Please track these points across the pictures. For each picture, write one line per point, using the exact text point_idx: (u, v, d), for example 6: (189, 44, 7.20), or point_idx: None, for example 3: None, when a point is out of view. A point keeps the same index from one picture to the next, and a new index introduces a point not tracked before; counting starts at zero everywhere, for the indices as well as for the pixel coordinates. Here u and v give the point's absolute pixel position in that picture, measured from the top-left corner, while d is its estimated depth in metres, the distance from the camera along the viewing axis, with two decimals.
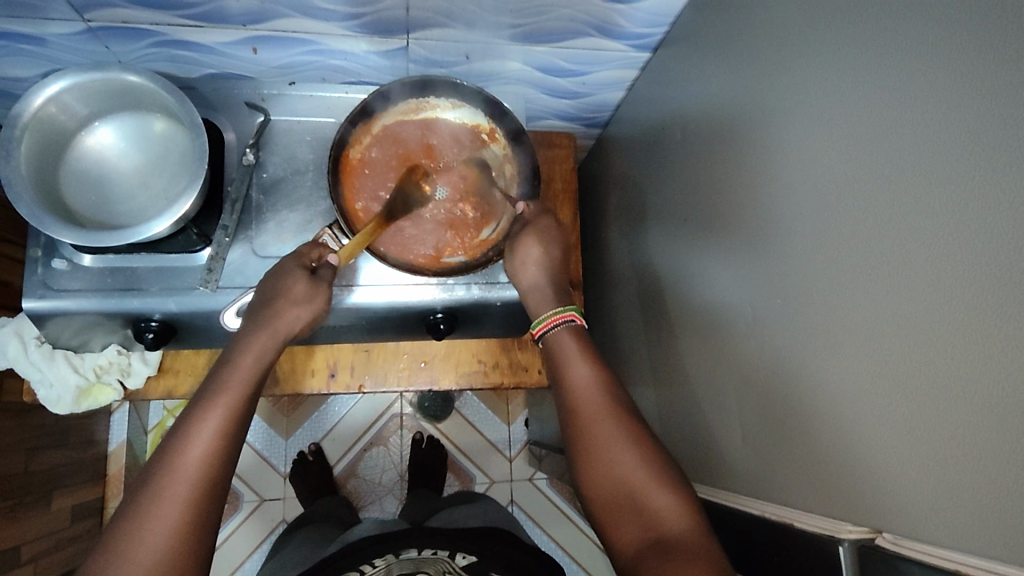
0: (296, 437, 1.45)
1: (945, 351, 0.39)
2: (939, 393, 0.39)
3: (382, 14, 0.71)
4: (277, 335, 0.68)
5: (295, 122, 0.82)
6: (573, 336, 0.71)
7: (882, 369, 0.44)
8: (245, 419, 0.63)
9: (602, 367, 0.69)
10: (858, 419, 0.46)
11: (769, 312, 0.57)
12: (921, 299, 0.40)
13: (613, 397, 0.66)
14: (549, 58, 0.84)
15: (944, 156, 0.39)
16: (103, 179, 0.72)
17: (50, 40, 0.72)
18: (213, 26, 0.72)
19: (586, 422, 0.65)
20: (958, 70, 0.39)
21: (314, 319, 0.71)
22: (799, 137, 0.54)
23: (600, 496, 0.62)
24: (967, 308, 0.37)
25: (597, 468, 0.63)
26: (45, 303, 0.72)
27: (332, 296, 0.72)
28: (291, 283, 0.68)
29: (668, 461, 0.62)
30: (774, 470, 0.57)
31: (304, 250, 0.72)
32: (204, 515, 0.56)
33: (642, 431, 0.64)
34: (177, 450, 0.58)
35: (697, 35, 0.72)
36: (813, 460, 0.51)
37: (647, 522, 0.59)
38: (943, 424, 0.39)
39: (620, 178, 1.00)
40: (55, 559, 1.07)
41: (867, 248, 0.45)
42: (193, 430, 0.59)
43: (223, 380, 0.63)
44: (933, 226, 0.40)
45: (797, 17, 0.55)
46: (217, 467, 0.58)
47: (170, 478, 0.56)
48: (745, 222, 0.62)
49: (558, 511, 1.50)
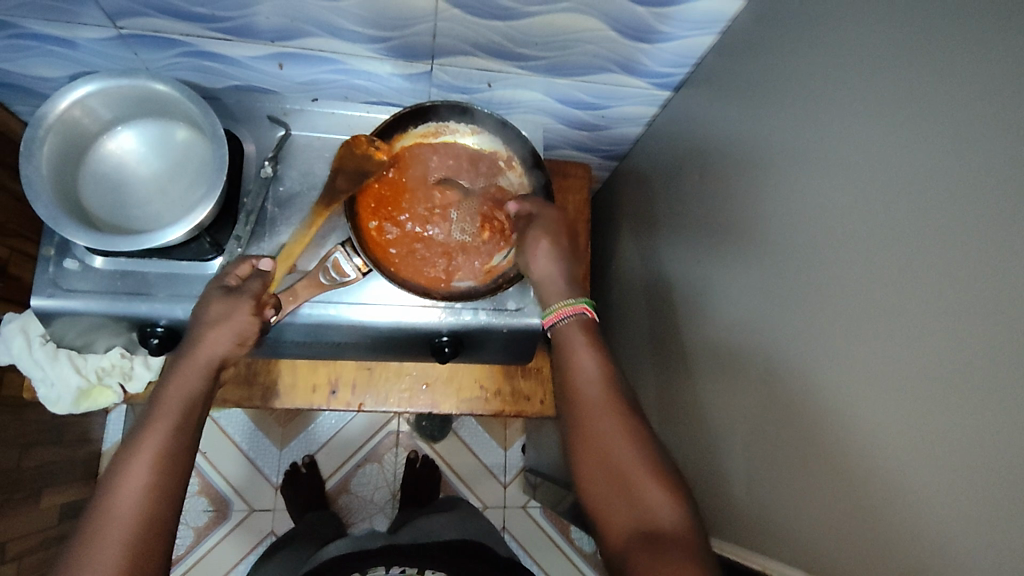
0: (290, 449, 1.44)
1: (975, 426, 0.38)
2: (965, 467, 0.39)
3: (410, 39, 0.73)
4: (199, 366, 0.62)
5: (315, 137, 0.83)
6: (581, 330, 0.66)
7: (907, 439, 0.43)
8: (189, 442, 0.58)
9: (609, 356, 0.64)
10: (878, 486, 0.45)
11: (789, 365, 0.57)
12: (947, 361, 0.41)
13: (616, 388, 0.62)
14: (569, 91, 0.84)
15: (975, 228, 0.39)
16: (122, 184, 0.73)
17: (80, 43, 0.73)
18: (242, 40, 0.73)
19: (583, 406, 0.61)
20: (982, 136, 0.40)
21: (242, 336, 0.64)
22: (821, 190, 0.54)
23: (594, 481, 0.57)
24: (991, 383, 0.37)
25: (592, 451, 0.58)
26: (52, 302, 0.72)
27: (255, 302, 0.66)
28: (209, 306, 0.65)
29: (666, 453, 0.58)
30: (787, 530, 0.56)
31: (229, 268, 0.69)
32: (146, 552, 0.51)
33: (643, 423, 0.59)
34: (109, 490, 0.53)
35: (719, 78, 0.73)
36: (830, 525, 0.51)
37: (639, 514, 0.54)
38: (969, 493, 0.39)
39: (633, 212, 1.00)
40: (39, 558, 1.06)
41: (896, 313, 0.45)
42: (121, 468, 0.54)
43: (161, 409, 0.58)
44: (964, 297, 0.40)
45: (822, 73, 0.56)
46: (160, 494, 0.54)
47: (101, 520, 0.51)
48: (760, 272, 0.63)
49: (551, 542, 1.48)
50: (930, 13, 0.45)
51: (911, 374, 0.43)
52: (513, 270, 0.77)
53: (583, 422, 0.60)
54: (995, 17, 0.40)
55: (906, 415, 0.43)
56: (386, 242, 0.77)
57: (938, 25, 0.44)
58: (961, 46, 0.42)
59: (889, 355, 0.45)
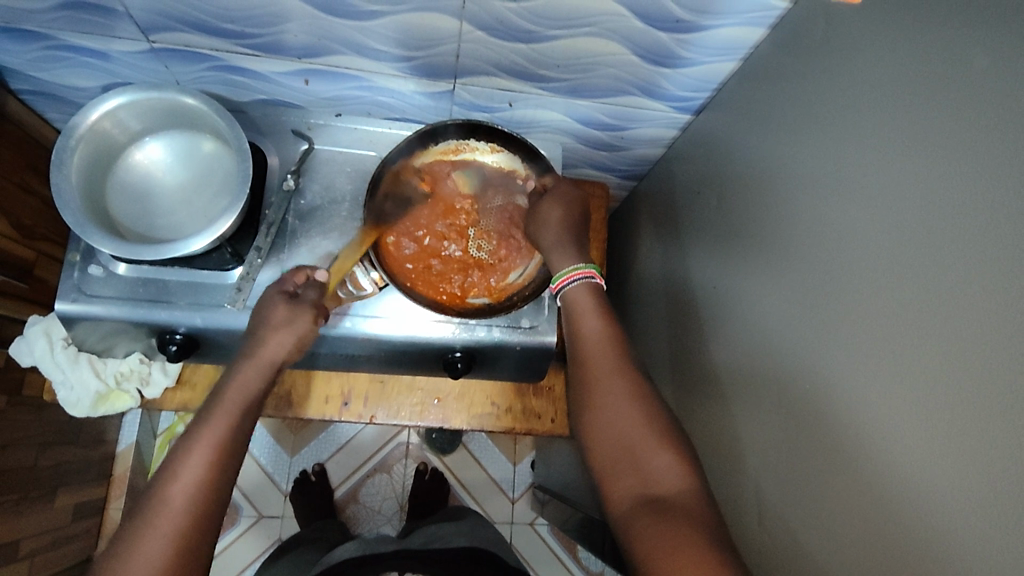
0: (301, 456, 1.45)
1: (990, 470, 0.38)
2: (980, 511, 0.38)
3: (432, 59, 0.74)
4: (262, 367, 0.63)
5: (337, 152, 0.84)
6: (589, 298, 0.66)
7: (924, 479, 0.42)
8: (240, 443, 0.58)
9: (617, 323, 0.64)
10: (893, 518, 0.45)
11: (804, 395, 0.56)
12: (964, 404, 0.40)
13: (624, 356, 0.62)
14: (589, 112, 0.85)
15: (993, 268, 0.39)
16: (147, 193, 0.74)
17: (113, 56, 0.75)
18: (269, 56, 0.75)
19: (592, 373, 0.61)
20: (997, 176, 0.39)
21: (303, 342, 0.66)
22: (840, 221, 0.54)
23: (601, 448, 0.57)
24: (1007, 428, 0.37)
25: (599, 417, 0.58)
26: (76, 306, 0.74)
27: (317, 312, 0.67)
28: (273, 311, 0.66)
29: (672, 421, 0.57)
30: (798, 564, 0.55)
31: (288, 276, 0.71)
32: (190, 548, 0.51)
33: (649, 391, 0.59)
34: (162, 483, 0.53)
35: (740, 103, 0.74)
36: (841, 547, 0.50)
37: (643, 478, 0.54)
38: (981, 540, 0.38)
39: (652, 233, 1.00)
40: (51, 556, 1.07)
41: (911, 352, 0.44)
42: (179, 459, 0.55)
43: (213, 411, 0.59)
44: (980, 340, 0.39)
45: (843, 104, 0.55)
46: (208, 492, 0.54)
47: (153, 511, 0.51)
48: (779, 298, 0.62)
49: (557, 561, 1.47)
50: (947, 50, 0.45)
51: (929, 413, 0.42)
52: (528, 288, 0.77)
53: (591, 392, 0.60)
54: (1011, 56, 0.40)
55: (918, 454, 0.43)
56: (403, 257, 0.77)
57: (954, 62, 0.44)
58: (977, 84, 0.42)
59: (905, 393, 0.45)
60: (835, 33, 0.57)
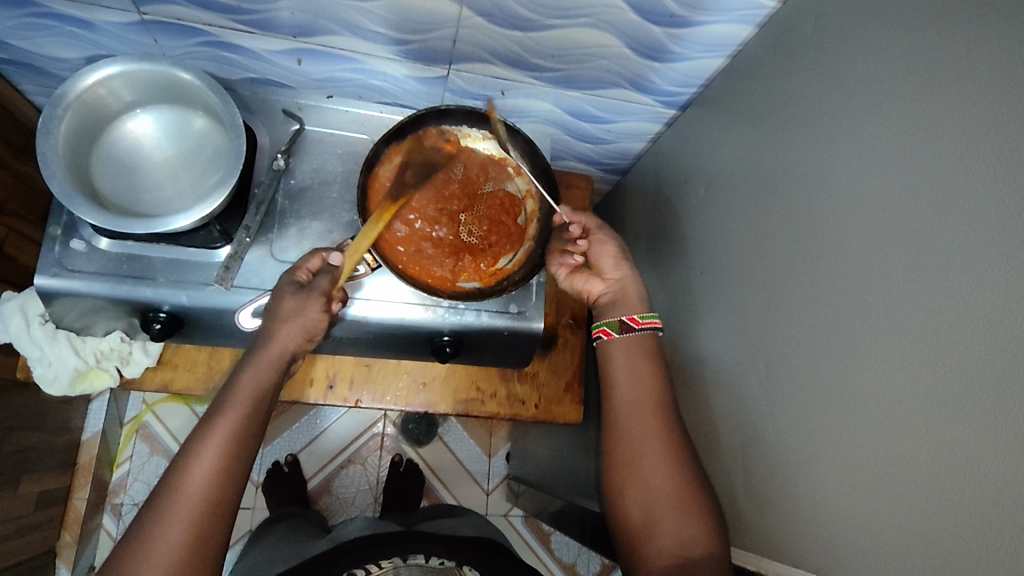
0: (273, 446, 1.43)
1: (969, 430, 0.41)
2: (960, 469, 0.41)
3: (429, 43, 0.75)
4: (276, 356, 0.64)
5: (328, 133, 0.84)
6: (648, 343, 0.73)
7: (906, 441, 0.45)
8: (253, 433, 0.60)
9: (653, 387, 0.70)
10: (876, 481, 0.48)
11: (788, 372, 0.59)
12: (943, 369, 0.43)
13: (662, 419, 0.68)
14: (579, 104, 0.87)
15: (974, 244, 0.42)
16: (133, 167, 0.73)
17: (99, 26, 0.74)
18: (263, 33, 0.74)
19: (626, 435, 0.67)
20: (978, 162, 0.43)
21: (314, 332, 0.67)
22: (825, 207, 0.57)
23: (636, 510, 0.64)
24: (984, 390, 0.40)
25: (634, 481, 0.65)
26: (56, 281, 0.72)
27: (326, 301, 0.67)
28: (280, 302, 0.66)
29: (707, 489, 0.63)
30: (783, 531, 0.58)
31: (301, 261, 0.70)
32: (208, 536, 0.54)
33: (683, 455, 0.65)
34: (179, 472, 0.56)
35: (727, 98, 0.77)
36: (825, 514, 0.53)
37: (675, 543, 0.59)
38: (961, 496, 0.41)
39: (636, 225, 1.03)
40: (12, 546, 1.03)
41: (895, 324, 0.47)
42: (196, 449, 0.57)
43: (226, 400, 0.60)
44: (959, 311, 0.42)
45: (830, 98, 0.59)
46: (223, 481, 0.56)
47: (171, 498, 0.54)
48: (763, 282, 0.65)
49: (531, 553, 1.48)
50: (931, 46, 0.48)
51: (915, 381, 0.45)
52: (519, 273, 0.79)
53: (626, 449, 0.67)
54: (991, 53, 0.43)
55: (900, 421, 0.46)
56: (394, 239, 0.77)
57: (938, 58, 0.47)
58: (960, 79, 0.45)
59: (894, 365, 0.47)
60: (821, 31, 0.61)
